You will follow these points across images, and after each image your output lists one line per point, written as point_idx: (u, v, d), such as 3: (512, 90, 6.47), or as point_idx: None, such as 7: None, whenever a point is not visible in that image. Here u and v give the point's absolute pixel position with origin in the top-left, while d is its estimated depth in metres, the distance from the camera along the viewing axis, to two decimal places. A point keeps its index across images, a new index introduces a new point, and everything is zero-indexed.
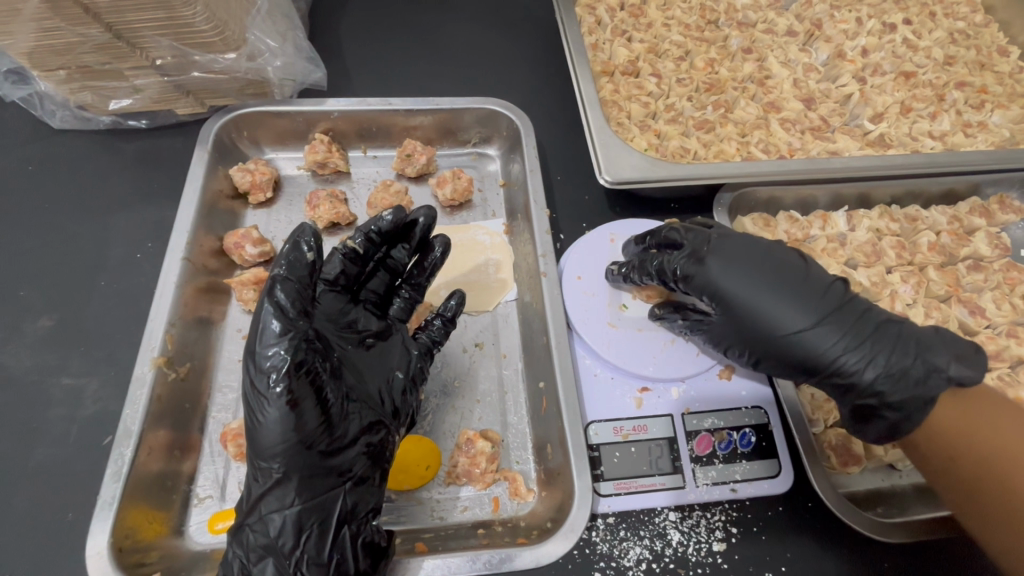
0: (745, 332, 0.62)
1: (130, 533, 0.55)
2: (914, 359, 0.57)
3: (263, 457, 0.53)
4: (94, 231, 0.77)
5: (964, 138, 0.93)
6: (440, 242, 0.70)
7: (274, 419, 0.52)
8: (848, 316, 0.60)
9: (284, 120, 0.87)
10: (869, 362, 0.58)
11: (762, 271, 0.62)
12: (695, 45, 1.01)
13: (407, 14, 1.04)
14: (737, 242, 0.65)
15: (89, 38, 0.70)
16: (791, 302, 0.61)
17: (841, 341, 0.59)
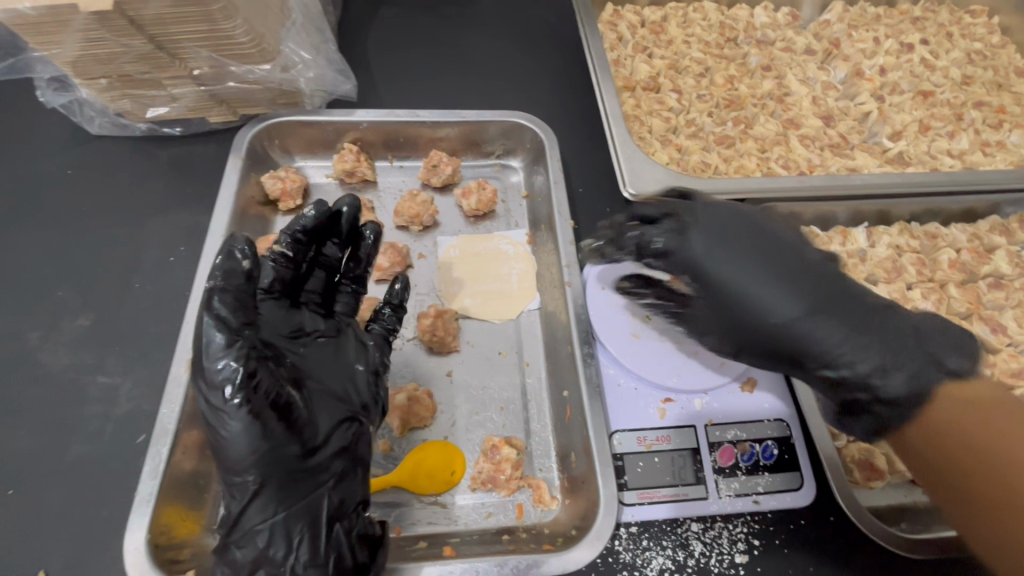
0: (728, 316, 0.58)
1: (164, 530, 0.57)
2: (917, 355, 0.54)
3: (235, 471, 0.54)
4: (129, 234, 0.79)
5: (982, 157, 0.94)
6: (370, 230, 0.71)
7: (238, 432, 0.52)
8: (847, 307, 0.56)
9: (314, 130, 0.89)
10: (872, 359, 0.54)
11: (754, 254, 0.58)
12: (715, 62, 1.04)
13: (434, 28, 1.07)
14: (722, 222, 0.59)
15: (132, 48, 0.72)
16: (781, 287, 0.56)
17: (837, 330, 0.55)
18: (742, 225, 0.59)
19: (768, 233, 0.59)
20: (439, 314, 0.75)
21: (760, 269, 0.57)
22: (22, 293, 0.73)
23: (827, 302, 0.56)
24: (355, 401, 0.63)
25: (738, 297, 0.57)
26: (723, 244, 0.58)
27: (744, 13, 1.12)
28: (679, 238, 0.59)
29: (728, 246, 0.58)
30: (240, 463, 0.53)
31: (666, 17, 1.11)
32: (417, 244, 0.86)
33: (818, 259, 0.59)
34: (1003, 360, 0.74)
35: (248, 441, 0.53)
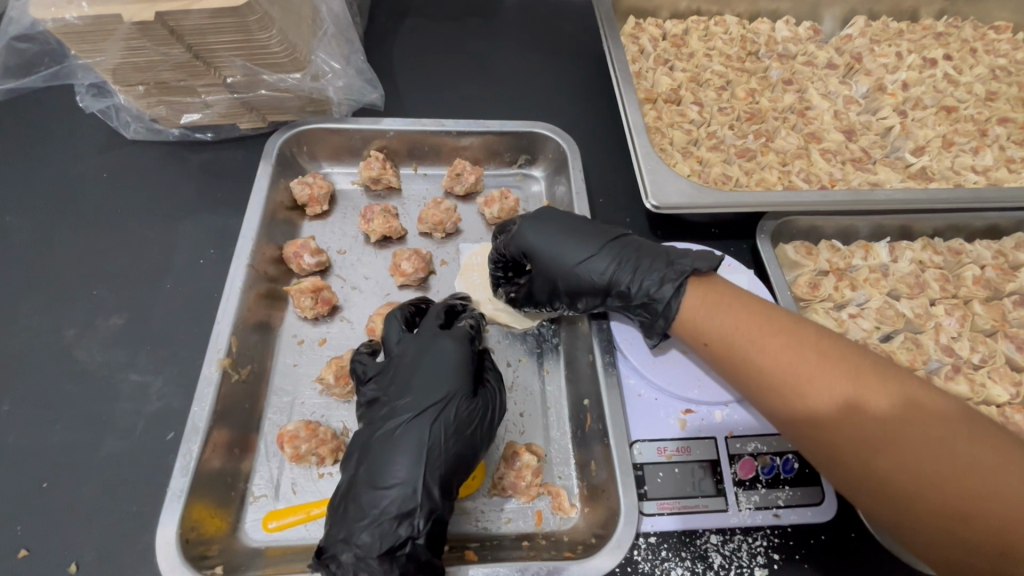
0: (573, 275, 0.70)
1: (195, 526, 0.60)
2: (663, 267, 0.67)
3: (368, 465, 0.59)
4: (162, 236, 0.81)
5: (1007, 173, 0.93)
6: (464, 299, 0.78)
7: (386, 428, 0.61)
8: (623, 248, 0.70)
9: (341, 137, 0.92)
10: (659, 279, 0.67)
11: (552, 237, 0.72)
12: (736, 75, 1.04)
13: (460, 40, 1.10)
14: (531, 226, 0.73)
15: (170, 57, 0.75)
16: (578, 244, 0.71)
17: (635, 275, 0.68)
18: (543, 221, 0.73)
19: (567, 221, 0.73)
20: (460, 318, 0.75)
21: (567, 246, 0.71)
22: (59, 291, 0.75)
23: (606, 262, 0.69)
24: (472, 435, 0.63)
25: (573, 275, 0.70)
26: (536, 240, 0.72)
27: (765, 27, 1.13)
28: (514, 240, 0.74)
29: (530, 238, 0.72)
30: (376, 456, 0.60)
31: (687, 30, 1.12)
32: (440, 250, 0.88)
33: (605, 231, 0.72)
34: None
35: (396, 435, 0.60)
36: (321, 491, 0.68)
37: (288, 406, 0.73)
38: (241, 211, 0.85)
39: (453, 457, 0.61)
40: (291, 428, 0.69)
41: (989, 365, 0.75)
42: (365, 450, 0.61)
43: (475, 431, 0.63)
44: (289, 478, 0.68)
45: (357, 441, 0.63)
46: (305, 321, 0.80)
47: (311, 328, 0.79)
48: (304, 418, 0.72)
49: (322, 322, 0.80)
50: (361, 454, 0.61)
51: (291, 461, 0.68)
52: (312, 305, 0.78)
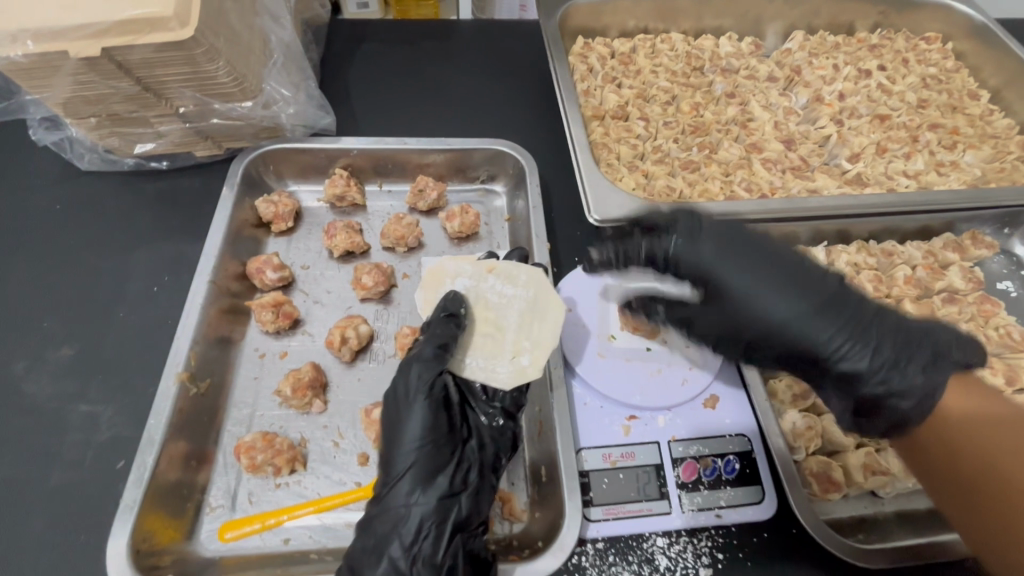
0: (738, 324, 0.63)
1: (148, 537, 0.59)
2: (926, 349, 0.58)
3: (404, 454, 0.61)
4: (116, 266, 0.82)
5: (936, 177, 0.98)
6: (456, 301, 0.72)
7: (417, 418, 0.62)
8: (841, 311, 0.60)
9: (308, 156, 0.92)
10: (880, 362, 0.58)
11: (738, 247, 0.62)
12: (681, 90, 1.09)
13: (416, 63, 1.13)
14: (718, 228, 0.63)
15: (120, 90, 0.76)
16: (773, 290, 0.61)
17: (885, 347, 0.58)
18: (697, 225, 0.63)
19: (748, 231, 0.63)
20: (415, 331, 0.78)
21: (770, 268, 0.61)
22: (10, 324, 0.76)
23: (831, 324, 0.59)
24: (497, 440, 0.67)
25: (767, 317, 0.61)
26: (720, 246, 0.62)
27: (709, 43, 1.18)
28: (689, 234, 0.63)
29: (710, 240, 0.62)
30: (406, 444, 0.62)
31: (634, 48, 1.16)
32: (402, 264, 0.88)
33: (803, 261, 0.63)
34: None
35: (432, 431, 0.62)
36: (279, 501, 0.66)
37: (247, 417, 0.72)
38: (196, 237, 0.86)
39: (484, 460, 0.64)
40: (249, 439, 0.68)
41: None
42: (401, 431, 0.62)
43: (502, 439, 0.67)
44: (246, 489, 0.67)
45: (384, 421, 0.64)
46: (266, 335, 0.79)
47: (273, 341, 0.78)
48: (262, 429, 0.70)
49: (284, 335, 0.79)
50: (392, 442, 0.62)
51: (247, 471, 0.67)
52: (273, 320, 0.77)
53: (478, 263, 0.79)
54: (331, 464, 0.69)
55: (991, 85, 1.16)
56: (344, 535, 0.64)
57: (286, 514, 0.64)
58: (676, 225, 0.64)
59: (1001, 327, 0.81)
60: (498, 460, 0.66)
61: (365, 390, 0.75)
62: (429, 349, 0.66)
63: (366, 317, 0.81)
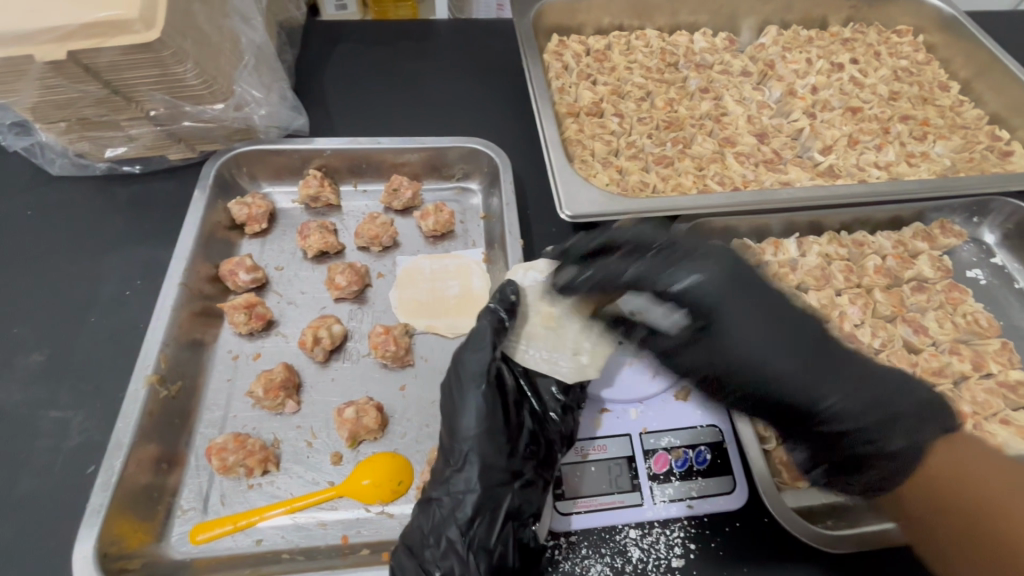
0: (726, 365, 0.64)
1: (116, 541, 0.59)
2: (896, 398, 0.62)
3: (460, 440, 0.60)
4: (88, 271, 0.82)
5: (907, 167, 0.99)
6: (512, 289, 0.71)
7: (473, 406, 0.61)
8: (821, 362, 0.63)
9: (281, 157, 0.92)
10: (858, 411, 0.62)
11: (743, 290, 0.64)
12: (656, 86, 1.09)
13: (391, 63, 1.13)
14: (722, 267, 0.64)
15: (88, 93, 0.76)
16: (763, 339, 0.63)
17: (856, 403, 0.62)
18: (695, 248, 0.66)
19: (750, 274, 0.65)
20: (389, 330, 0.77)
21: (767, 322, 0.64)
22: None
23: (791, 365, 0.63)
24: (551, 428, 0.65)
25: (756, 356, 0.63)
26: (729, 281, 0.63)
27: (684, 39, 1.19)
28: (694, 272, 0.63)
29: (713, 277, 0.63)
30: (462, 429, 0.60)
31: (609, 45, 1.17)
32: (377, 264, 0.88)
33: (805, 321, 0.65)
34: (925, 360, 0.78)
35: (488, 417, 0.60)
36: (251, 502, 0.66)
37: (220, 419, 0.72)
38: (169, 241, 0.86)
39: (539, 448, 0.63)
40: (221, 441, 0.67)
41: (889, 349, 0.79)
42: (459, 418, 0.61)
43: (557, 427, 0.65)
44: (218, 491, 0.67)
45: (444, 407, 0.63)
46: (240, 337, 0.79)
47: (246, 343, 0.78)
48: (234, 431, 0.70)
49: (258, 337, 0.79)
50: (450, 426, 0.61)
51: (219, 472, 0.67)
52: (246, 321, 0.77)
53: (548, 259, 0.78)
54: (304, 464, 0.69)
55: (961, 76, 1.17)
56: (317, 534, 0.64)
57: (258, 515, 0.64)
58: (679, 257, 0.64)
59: (968, 314, 0.83)
60: (552, 449, 0.64)
61: (338, 390, 0.75)
62: (484, 335, 0.65)
63: (340, 317, 0.81)
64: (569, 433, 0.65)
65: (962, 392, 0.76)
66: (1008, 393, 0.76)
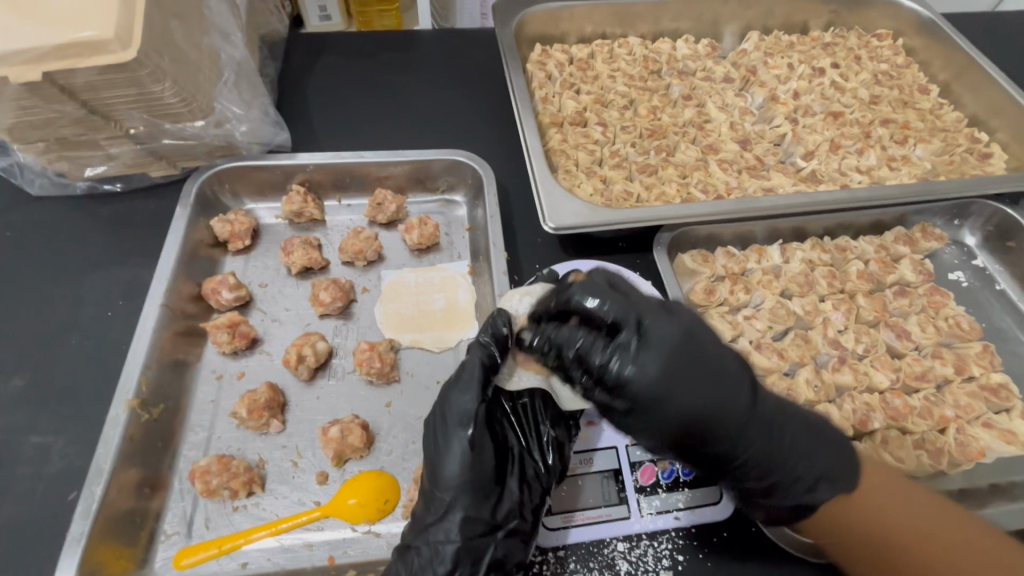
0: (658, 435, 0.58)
1: (97, 569, 0.58)
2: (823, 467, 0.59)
3: (442, 490, 0.60)
4: (69, 292, 0.81)
5: (888, 172, 1.00)
6: (503, 320, 0.65)
7: (456, 454, 0.60)
8: (761, 429, 0.59)
9: (264, 173, 0.91)
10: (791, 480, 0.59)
11: (692, 358, 0.57)
12: (639, 94, 1.10)
13: (374, 75, 1.13)
14: (669, 336, 0.57)
15: (66, 114, 0.75)
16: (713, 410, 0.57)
17: (791, 471, 0.59)
18: (643, 312, 0.59)
19: (703, 344, 0.58)
20: (374, 346, 0.76)
21: (710, 388, 0.57)
22: None
23: (761, 441, 0.58)
24: (540, 468, 0.64)
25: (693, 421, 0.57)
26: (676, 348, 0.57)
27: (666, 46, 1.19)
28: (655, 325, 0.58)
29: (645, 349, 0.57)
30: (445, 478, 0.60)
31: (592, 53, 1.17)
32: (362, 278, 0.88)
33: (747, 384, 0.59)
34: (908, 364, 0.79)
35: (470, 465, 0.60)
36: (235, 525, 0.65)
37: (204, 441, 0.71)
38: (150, 260, 0.85)
39: (525, 492, 0.62)
40: (204, 463, 0.67)
41: (873, 354, 0.80)
42: (441, 466, 0.61)
43: (547, 467, 0.64)
44: (202, 514, 0.66)
45: (427, 452, 0.63)
46: (223, 356, 0.78)
47: (230, 362, 0.78)
48: (218, 452, 0.70)
49: (241, 355, 0.78)
50: (432, 472, 0.61)
51: (202, 495, 0.66)
52: (229, 341, 0.77)
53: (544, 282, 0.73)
54: (290, 484, 0.68)
55: (940, 79, 1.18)
56: (303, 556, 0.64)
57: (242, 538, 0.64)
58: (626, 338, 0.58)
59: (950, 318, 0.84)
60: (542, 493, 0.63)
61: (323, 408, 0.74)
62: (470, 376, 0.63)
63: (324, 334, 0.81)
64: (557, 472, 0.65)
65: (944, 395, 0.77)
66: (990, 396, 0.77)
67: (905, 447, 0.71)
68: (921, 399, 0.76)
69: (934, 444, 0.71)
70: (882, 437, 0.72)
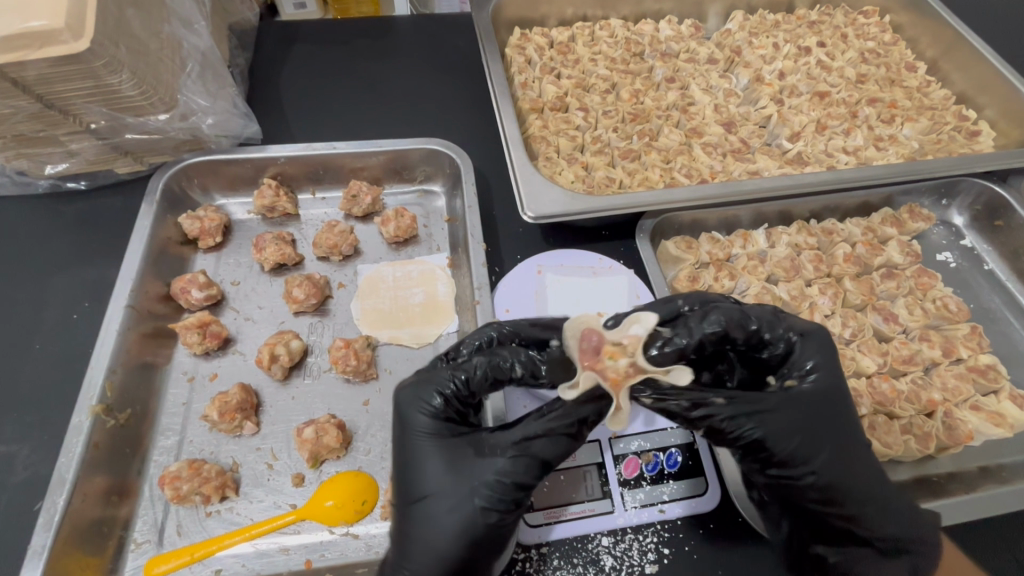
0: (845, 490, 0.57)
1: None
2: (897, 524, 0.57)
3: (417, 491, 0.56)
4: (32, 296, 0.78)
5: (875, 151, 0.98)
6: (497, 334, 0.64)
7: (427, 460, 0.56)
8: (869, 477, 0.58)
9: (234, 167, 0.88)
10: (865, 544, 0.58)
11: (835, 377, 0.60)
12: (621, 78, 1.07)
13: (348, 64, 1.09)
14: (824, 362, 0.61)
15: (20, 109, 0.71)
16: (851, 449, 0.58)
17: (835, 470, 0.57)
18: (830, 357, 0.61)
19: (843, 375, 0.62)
20: (350, 343, 0.74)
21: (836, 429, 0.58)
22: None
23: (844, 464, 0.57)
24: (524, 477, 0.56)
25: (835, 470, 0.57)
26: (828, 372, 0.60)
27: (649, 28, 1.16)
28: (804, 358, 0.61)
29: (822, 373, 0.59)
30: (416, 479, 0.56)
31: (573, 37, 1.14)
32: (338, 274, 0.85)
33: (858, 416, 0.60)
34: (895, 347, 0.78)
35: (448, 479, 0.55)
36: (209, 531, 0.63)
37: (175, 445, 0.69)
38: (116, 260, 0.82)
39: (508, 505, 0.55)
40: (174, 469, 0.65)
41: (860, 339, 0.78)
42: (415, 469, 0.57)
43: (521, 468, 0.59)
44: (174, 521, 0.64)
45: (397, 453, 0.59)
46: (194, 357, 0.76)
47: (202, 364, 0.75)
48: (190, 456, 0.68)
49: (214, 356, 0.76)
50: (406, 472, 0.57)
51: (172, 502, 0.64)
52: (199, 341, 0.74)
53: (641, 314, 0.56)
54: (265, 487, 0.66)
55: (928, 55, 1.16)
56: (279, 560, 0.62)
57: (215, 545, 0.62)
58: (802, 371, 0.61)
59: (938, 299, 0.83)
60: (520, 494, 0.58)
61: (299, 408, 0.72)
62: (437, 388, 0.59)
63: (299, 332, 0.79)
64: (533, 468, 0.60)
65: (931, 379, 0.76)
66: (978, 378, 0.76)
67: (892, 432, 0.69)
68: (908, 383, 0.75)
69: (922, 429, 0.70)
70: (870, 422, 0.71)
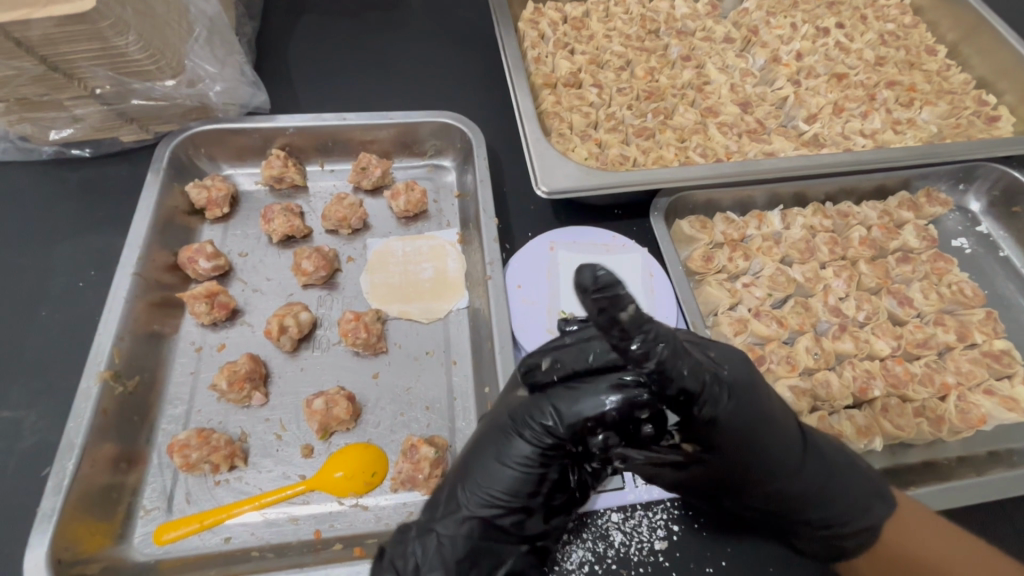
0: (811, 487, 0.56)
1: (70, 546, 0.55)
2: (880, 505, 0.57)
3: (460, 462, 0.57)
4: (38, 263, 0.77)
5: (893, 135, 0.97)
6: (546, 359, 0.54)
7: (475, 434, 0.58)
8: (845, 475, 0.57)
9: (242, 137, 0.87)
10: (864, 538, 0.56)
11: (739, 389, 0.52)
12: (636, 54, 1.04)
13: (357, 35, 1.07)
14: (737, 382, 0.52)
15: (24, 71, 0.69)
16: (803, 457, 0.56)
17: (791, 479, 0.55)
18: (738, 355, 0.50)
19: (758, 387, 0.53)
20: (360, 316, 0.73)
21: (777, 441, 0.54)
22: None
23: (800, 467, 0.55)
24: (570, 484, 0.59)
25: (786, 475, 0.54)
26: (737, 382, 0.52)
27: (665, 5, 1.13)
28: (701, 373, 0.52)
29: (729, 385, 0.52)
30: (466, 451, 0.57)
31: (588, 12, 1.12)
32: (347, 247, 0.84)
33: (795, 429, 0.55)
34: (910, 331, 0.77)
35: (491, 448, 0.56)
36: (218, 500, 0.63)
37: (183, 414, 0.68)
38: (123, 229, 0.81)
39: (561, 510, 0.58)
40: (183, 437, 0.64)
41: (873, 322, 0.78)
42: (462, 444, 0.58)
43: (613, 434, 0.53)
44: (183, 489, 0.64)
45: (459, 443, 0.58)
46: (202, 328, 0.75)
47: (210, 334, 0.75)
48: (199, 426, 0.67)
49: (222, 326, 0.75)
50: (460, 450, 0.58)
51: (182, 470, 0.63)
52: (207, 311, 0.73)
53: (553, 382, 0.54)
54: (274, 458, 0.66)
55: (948, 39, 1.13)
56: (288, 530, 0.62)
57: (224, 513, 0.62)
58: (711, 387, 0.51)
59: (953, 285, 0.82)
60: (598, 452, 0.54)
61: (308, 380, 0.72)
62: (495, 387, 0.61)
63: (308, 304, 0.78)
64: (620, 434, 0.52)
65: (946, 363, 0.76)
66: (991, 363, 0.76)
67: (904, 415, 0.69)
68: (921, 367, 0.75)
69: (934, 412, 0.70)
70: (882, 404, 0.70)
